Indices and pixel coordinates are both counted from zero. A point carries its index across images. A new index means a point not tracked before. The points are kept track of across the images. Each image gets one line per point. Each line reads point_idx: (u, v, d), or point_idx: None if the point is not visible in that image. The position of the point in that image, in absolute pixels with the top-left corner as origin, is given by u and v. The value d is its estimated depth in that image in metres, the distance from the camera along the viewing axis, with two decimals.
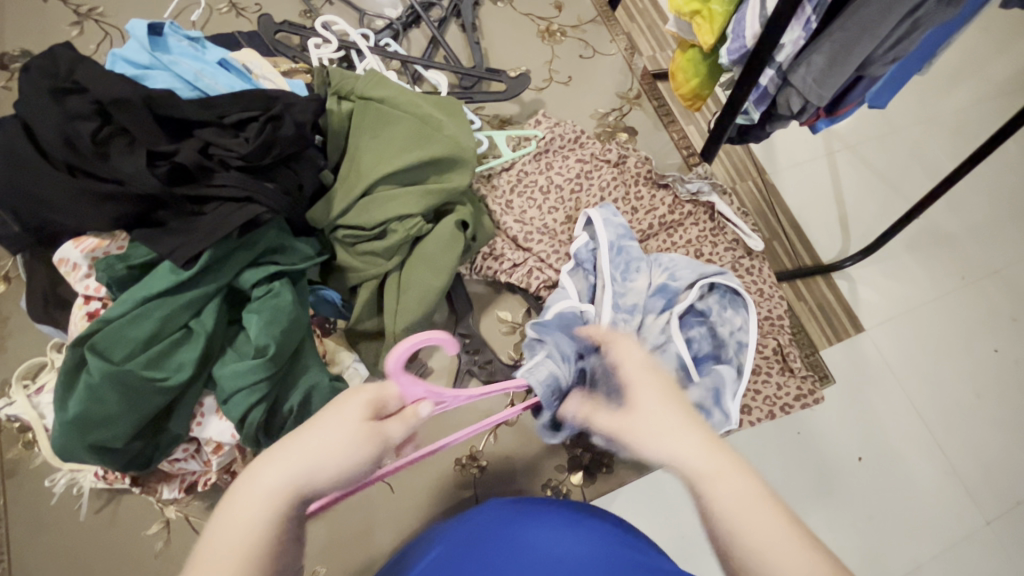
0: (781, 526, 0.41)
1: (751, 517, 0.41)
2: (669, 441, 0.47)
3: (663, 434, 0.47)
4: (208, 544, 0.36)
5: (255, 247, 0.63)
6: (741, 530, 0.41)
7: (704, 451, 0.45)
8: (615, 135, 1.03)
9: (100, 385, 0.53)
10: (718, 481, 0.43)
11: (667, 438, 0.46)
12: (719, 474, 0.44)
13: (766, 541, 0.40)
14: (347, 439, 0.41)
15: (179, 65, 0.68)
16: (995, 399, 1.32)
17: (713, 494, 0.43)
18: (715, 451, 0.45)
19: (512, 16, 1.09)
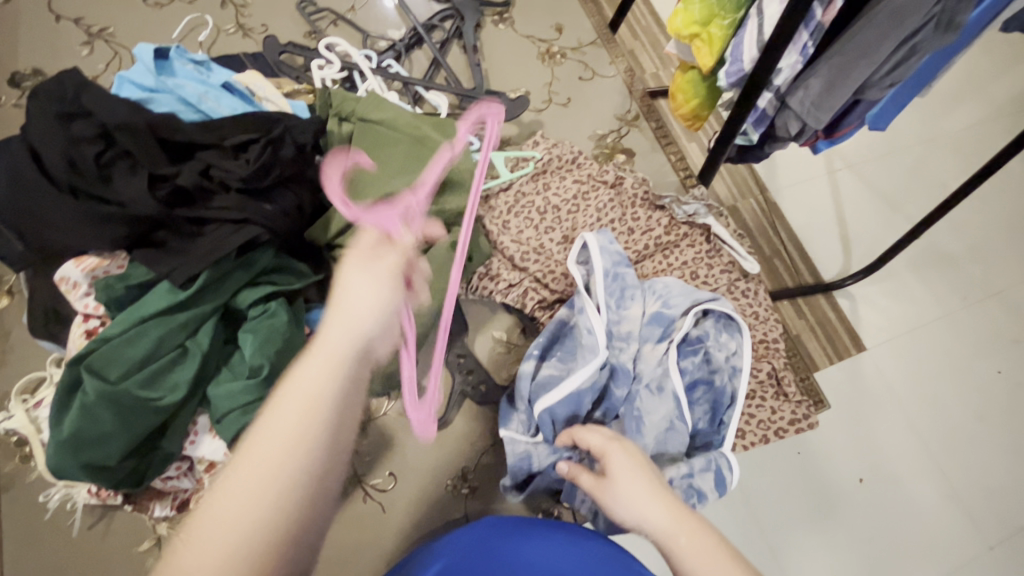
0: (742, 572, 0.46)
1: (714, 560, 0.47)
2: (642, 509, 0.52)
3: (631, 501, 0.53)
4: (276, 412, 0.41)
5: (253, 268, 0.65)
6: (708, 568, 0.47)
7: (667, 510, 0.52)
8: (613, 156, 1.05)
9: (95, 404, 0.54)
10: (685, 546, 0.49)
11: (637, 505, 0.52)
12: (684, 521, 0.51)
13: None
14: (369, 289, 0.49)
15: (184, 88, 0.70)
16: (998, 421, 1.31)
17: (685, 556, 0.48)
18: (678, 515, 0.51)
19: (513, 38, 1.11)
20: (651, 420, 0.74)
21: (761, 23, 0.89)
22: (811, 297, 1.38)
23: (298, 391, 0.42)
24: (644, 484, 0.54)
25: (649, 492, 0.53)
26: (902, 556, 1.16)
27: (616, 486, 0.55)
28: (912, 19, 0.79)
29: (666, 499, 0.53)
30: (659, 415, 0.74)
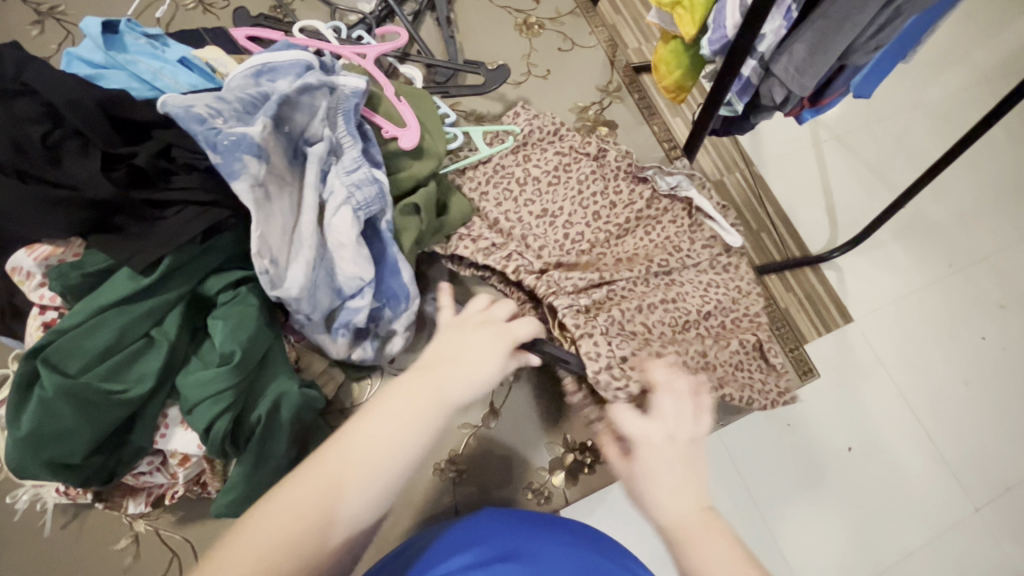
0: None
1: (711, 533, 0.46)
2: (669, 501, 0.47)
3: (661, 484, 0.48)
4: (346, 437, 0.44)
5: (218, 254, 0.61)
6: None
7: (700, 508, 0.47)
8: (595, 129, 1.02)
9: (54, 400, 0.51)
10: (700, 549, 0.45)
11: (668, 497, 0.47)
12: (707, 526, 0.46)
13: None
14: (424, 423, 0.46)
15: (137, 64, 0.66)
16: (983, 387, 1.32)
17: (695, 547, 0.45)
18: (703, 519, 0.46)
19: (489, 10, 1.07)
20: (344, 257, 0.67)
21: None
22: (797, 270, 1.37)
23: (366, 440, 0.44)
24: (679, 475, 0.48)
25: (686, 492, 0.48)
26: (892, 522, 1.17)
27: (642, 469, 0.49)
28: None
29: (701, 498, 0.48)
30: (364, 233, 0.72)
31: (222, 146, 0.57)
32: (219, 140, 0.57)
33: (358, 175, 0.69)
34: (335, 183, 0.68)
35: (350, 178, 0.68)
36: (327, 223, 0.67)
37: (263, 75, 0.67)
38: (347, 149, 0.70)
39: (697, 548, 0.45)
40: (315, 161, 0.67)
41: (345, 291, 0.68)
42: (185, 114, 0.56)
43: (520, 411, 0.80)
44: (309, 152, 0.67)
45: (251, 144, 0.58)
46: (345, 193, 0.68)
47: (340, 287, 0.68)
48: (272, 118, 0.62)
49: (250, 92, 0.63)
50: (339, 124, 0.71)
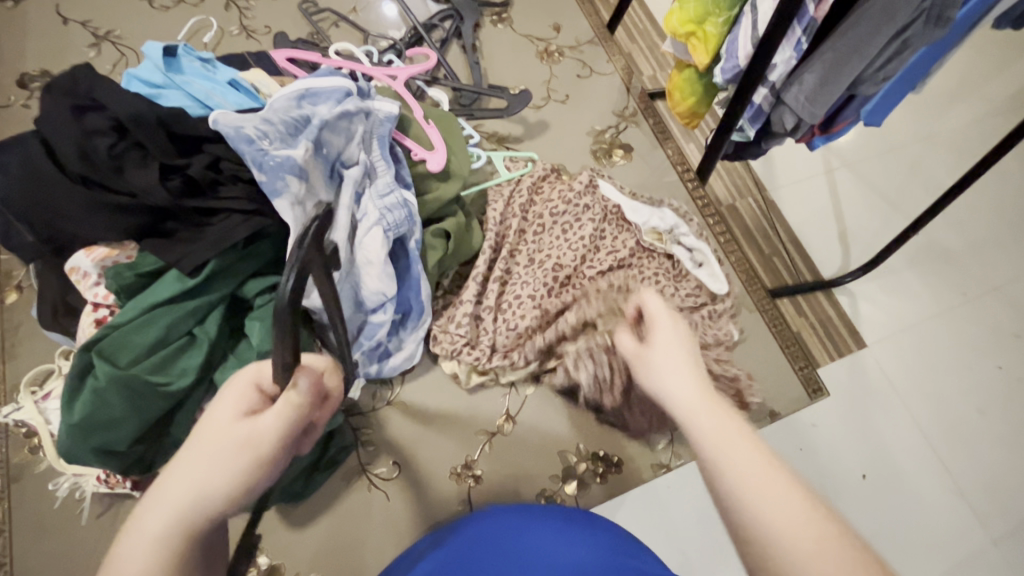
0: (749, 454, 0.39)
1: (706, 413, 0.43)
2: (668, 387, 0.47)
3: (669, 371, 0.47)
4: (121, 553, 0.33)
5: (256, 260, 0.66)
6: (746, 487, 0.38)
7: (694, 392, 0.45)
8: (612, 151, 1.05)
9: (105, 390, 0.55)
10: (700, 421, 0.43)
11: (666, 379, 0.47)
12: (706, 406, 0.44)
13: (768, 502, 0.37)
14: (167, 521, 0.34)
15: (192, 85, 0.71)
16: (997, 418, 1.31)
17: (698, 428, 0.43)
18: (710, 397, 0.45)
19: (512, 38, 1.13)
20: (371, 275, 0.70)
21: (755, 19, 0.91)
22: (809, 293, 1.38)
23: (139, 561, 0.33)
24: (680, 362, 0.48)
25: (684, 368, 0.48)
26: (907, 548, 1.16)
27: (648, 361, 0.49)
28: (902, 13, 0.81)
29: (701, 382, 0.46)
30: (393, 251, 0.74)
31: (267, 167, 0.62)
32: (266, 160, 0.62)
33: (390, 199, 0.72)
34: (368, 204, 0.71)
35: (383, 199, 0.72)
36: (359, 242, 0.71)
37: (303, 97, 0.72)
38: (380, 173, 0.75)
39: (711, 433, 0.42)
40: (350, 183, 0.71)
41: (369, 305, 0.73)
42: (235, 134, 0.62)
43: (534, 421, 0.83)
44: (345, 174, 0.72)
45: (294, 165, 0.63)
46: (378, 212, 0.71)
47: (366, 303, 0.73)
48: (313, 142, 0.67)
49: (293, 116, 0.69)
50: (373, 148, 0.76)
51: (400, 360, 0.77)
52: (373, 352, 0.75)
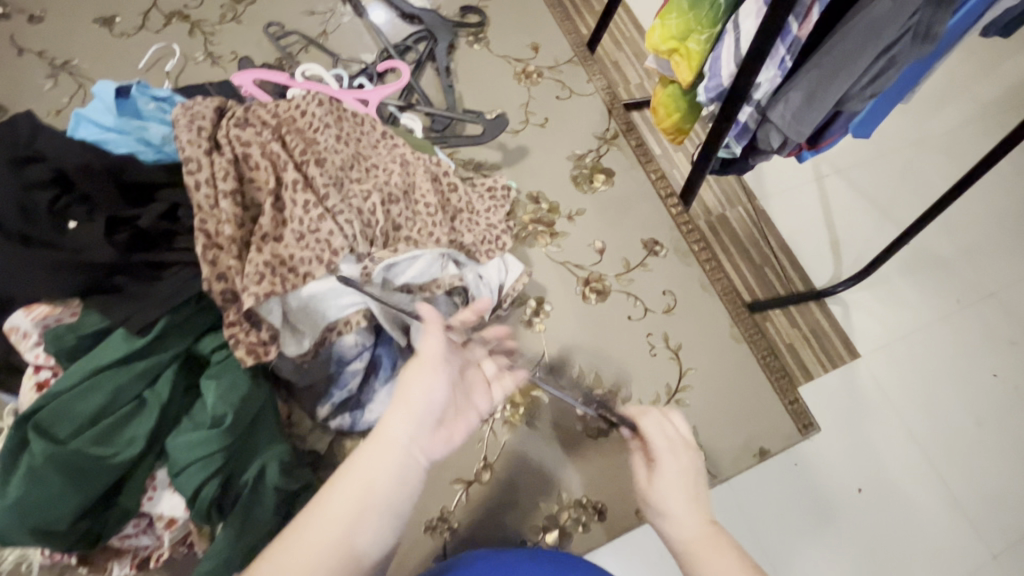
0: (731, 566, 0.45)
1: (707, 547, 0.46)
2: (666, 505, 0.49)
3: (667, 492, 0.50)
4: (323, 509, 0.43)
5: (213, 312, 0.63)
6: None
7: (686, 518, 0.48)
8: (593, 177, 1.01)
9: (44, 468, 0.50)
10: (703, 559, 0.46)
11: (666, 496, 0.50)
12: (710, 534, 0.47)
13: None
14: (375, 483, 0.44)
15: (147, 129, 0.66)
16: (1001, 434, 1.17)
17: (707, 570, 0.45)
18: (712, 538, 0.47)
19: (488, 59, 1.10)
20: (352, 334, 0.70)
21: (738, 38, 0.88)
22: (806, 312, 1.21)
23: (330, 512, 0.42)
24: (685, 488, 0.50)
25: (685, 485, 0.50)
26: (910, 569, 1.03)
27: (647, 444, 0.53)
28: (888, 32, 0.77)
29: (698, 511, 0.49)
30: (405, 232, 0.73)
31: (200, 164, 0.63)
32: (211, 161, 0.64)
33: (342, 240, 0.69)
34: (370, 185, 0.71)
35: (374, 176, 0.73)
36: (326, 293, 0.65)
37: (226, 115, 0.69)
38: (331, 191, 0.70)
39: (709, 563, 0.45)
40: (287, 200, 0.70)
41: (346, 357, 0.69)
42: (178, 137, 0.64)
43: (515, 466, 0.79)
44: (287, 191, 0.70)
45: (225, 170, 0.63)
46: (380, 189, 0.72)
47: (339, 358, 0.69)
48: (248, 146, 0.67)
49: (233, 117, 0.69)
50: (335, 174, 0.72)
51: (362, 417, 0.73)
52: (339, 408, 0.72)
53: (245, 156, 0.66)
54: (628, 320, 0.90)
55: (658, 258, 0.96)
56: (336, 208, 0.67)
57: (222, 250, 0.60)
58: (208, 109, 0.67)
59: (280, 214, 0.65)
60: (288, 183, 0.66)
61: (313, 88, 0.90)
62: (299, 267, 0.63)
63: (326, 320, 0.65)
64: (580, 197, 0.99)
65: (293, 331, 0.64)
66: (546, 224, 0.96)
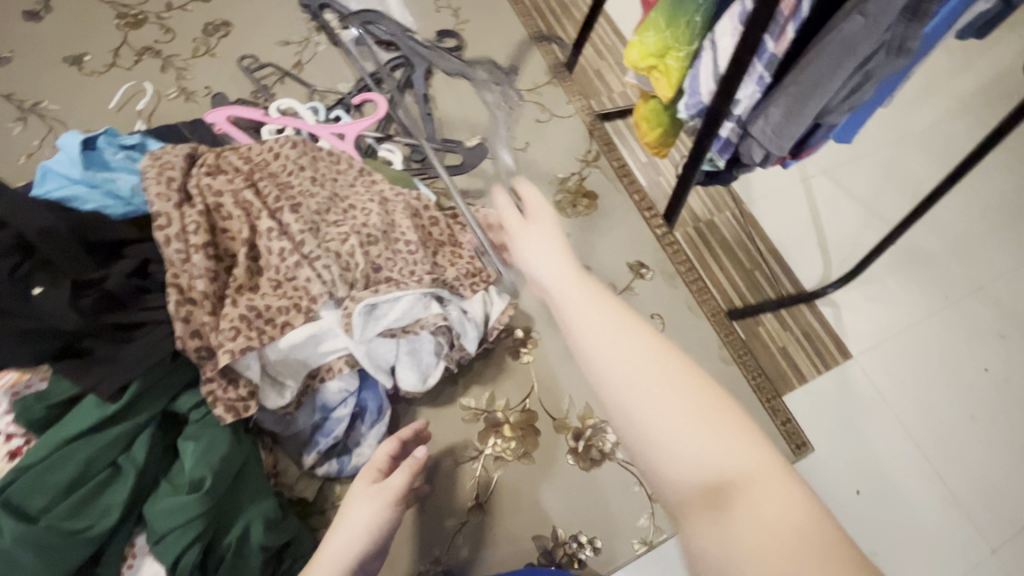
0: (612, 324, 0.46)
1: (579, 313, 0.49)
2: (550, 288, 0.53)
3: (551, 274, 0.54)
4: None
5: (190, 370, 0.62)
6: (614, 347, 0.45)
7: (567, 289, 0.51)
8: (576, 200, 1.01)
9: (14, 548, 0.49)
10: (577, 317, 0.48)
11: (551, 281, 0.53)
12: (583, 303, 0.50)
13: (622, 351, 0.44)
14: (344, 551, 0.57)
15: (115, 181, 0.65)
16: (990, 422, 1.18)
17: (579, 327, 0.47)
18: (589, 304, 0.49)
19: (467, 83, 1.09)
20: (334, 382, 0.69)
21: (716, 56, 0.87)
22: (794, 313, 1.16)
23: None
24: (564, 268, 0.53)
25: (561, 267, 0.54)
26: (904, 559, 1.03)
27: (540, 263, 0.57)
28: (864, 47, 0.76)
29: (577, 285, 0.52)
30: (386, 273, 0.68)
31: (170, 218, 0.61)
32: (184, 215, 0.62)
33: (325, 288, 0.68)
34: (347, 228, 0.69)
35: (351, 217, 0.71)
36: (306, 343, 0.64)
37: (197, 163, 0.67)
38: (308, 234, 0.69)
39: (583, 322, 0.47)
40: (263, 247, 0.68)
41: (330, 404, 0.69)
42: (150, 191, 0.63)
43: (508, 503, 0.78)
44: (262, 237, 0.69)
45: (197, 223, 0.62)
46: (358, 230, 0.69)
47: (323, 403, 0.69)
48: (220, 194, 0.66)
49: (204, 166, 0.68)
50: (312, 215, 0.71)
51: (349, 461, 0.72)
52: (326, 454, 0.71)
53: (217, 206, 0.64)
54: None
55: (645, 281, 0.96)
56: (313, 253, 0.65)
57: (195, 305, 0.59)
58: (178, 158, 0.66)
59: (256, 263, 0.64)
60: (263, 230, 0.64)
61: (287, 123, 0.88)
62: (276, 317, 0.62)
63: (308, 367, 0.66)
64: (564, 222, 0.98)
65: (274, 382, 0.64)
66: None
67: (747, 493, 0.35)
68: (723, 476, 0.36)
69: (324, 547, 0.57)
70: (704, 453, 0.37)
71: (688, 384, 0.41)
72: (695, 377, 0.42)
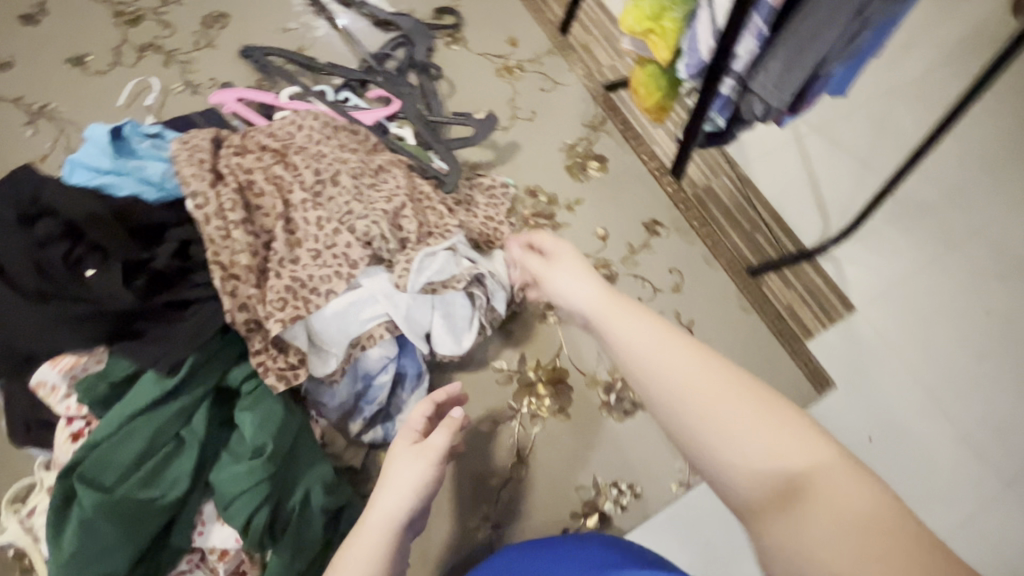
0: (652, 329, 0.45)
1: (615, 320, 0.47)
2: (578, 301, 0.51)
3: (573, 284, 0.52)
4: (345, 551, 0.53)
5: (239, 343, 0.63)
6: (659, 359, 0.43)
7: (597, 295, 0.50)
8: (586, 165, 1.02)
9: (95, 519, 0.51)
10: (614, 321, 0.47)
11: (577, 297, 0.51)
12: (615, 305, 0.48)
13: (672, 366, 0.42)
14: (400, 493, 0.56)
15: (146, 168, 0.65)
16: (994, 361, 1.20)
17: (612, 334, 0.47)
18: (624, 308, 0.48)
19: (468, 58, 1.10)
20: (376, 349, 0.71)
21: (714, 12, 0.88)
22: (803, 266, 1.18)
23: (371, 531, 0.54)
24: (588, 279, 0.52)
25: (585, 276, 0.52)
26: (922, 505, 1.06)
27: (551, 279, 0.55)
28: None
29: (604, 288, 0.51)
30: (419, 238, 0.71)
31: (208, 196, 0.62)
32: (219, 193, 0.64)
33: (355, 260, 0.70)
34: (378, 196, 0.71)
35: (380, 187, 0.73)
36: (345, 312, 0.66)
37: (224, 144, 0.69)
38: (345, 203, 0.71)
39: (626, 334, 0.45)
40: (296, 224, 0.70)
41: (372, 371, 0.71)
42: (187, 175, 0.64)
43: (548, 459, 0.80)
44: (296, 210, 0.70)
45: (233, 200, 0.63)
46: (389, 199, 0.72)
47: (365, 372, 0.71)
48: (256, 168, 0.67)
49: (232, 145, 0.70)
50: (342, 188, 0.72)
51: (393, 427, 0.75)
52: (371, 422, 0.74)
53: (249, 184, 0.66)
54: None
55: (660, 239, 0.98)
56: (349, 221, 0.67)
57: (239, 280, 0.61)
58: (205, 141, 0.67)
59: (293, 235, 0.66)
60: (298, 204, 0.67)
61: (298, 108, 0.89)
62: (320, 285, 0.64)
63: (349, 337, 0.66)
64: (576, 187, 1.00)
65: (318, 351, 0.66)
66: (547, 217, 0.97)
67: (829, 494, 0.33)
68: (797, 482, 0.35)
69: (373, 507, 0.56)
70: (757, 449, 0.37)
71: (747, 392, 0.40)
72: (737, 375, 0.41)
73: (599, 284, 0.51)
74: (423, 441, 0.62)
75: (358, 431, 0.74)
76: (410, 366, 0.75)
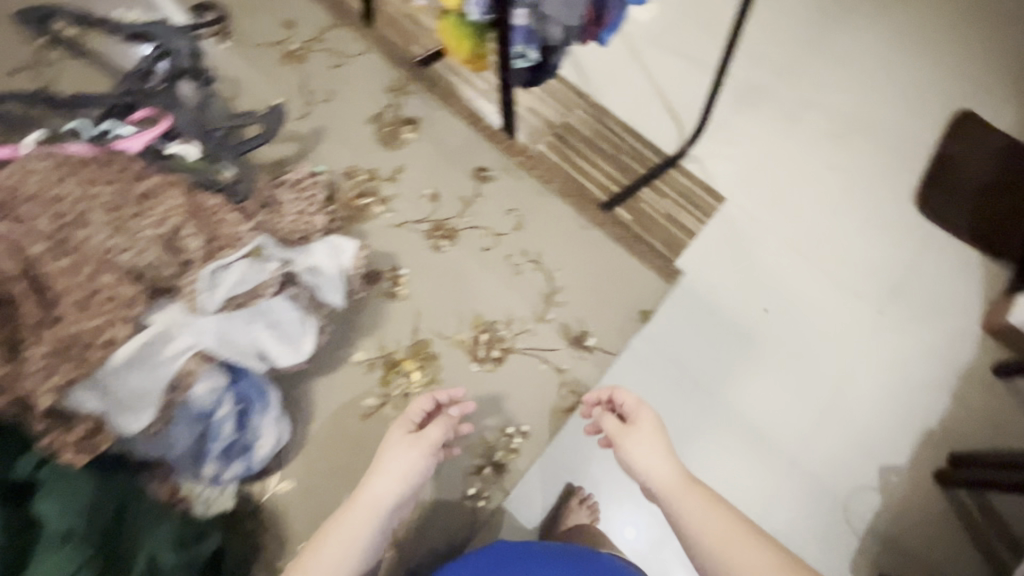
0: (704, 502, 0.58)
1: (683, 489, 0.59)
2: (644, 467, 0.62)
3: (646, 451, 0.63)
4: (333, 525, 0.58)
5: (14, 433, 0.55)
6: (713, 537, 0.55)
7: (669, 465, 0.62)
8: (398, 131, 0.98)
9: None
10: (683, 499, 0.58)
11: (646, 465, 0.62)
12: (684, 481, 0.60)
13: (728, 552, 0.54)
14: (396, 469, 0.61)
15: None
16: (942, 173, 1.07)
17: (679, 504, 0.58)
18: (690, 485, 0.59)
19: (244, 53, 1.02)
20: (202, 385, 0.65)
21: None
22: (661, 128, 1.08)
23: (358, 510, 0.59)
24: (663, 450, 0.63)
25: (663, 454, 0.63)
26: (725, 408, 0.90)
27: (627, 447, 0.65)
28: None
29: (677, 465, 0.61)
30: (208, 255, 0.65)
31: None
32: None
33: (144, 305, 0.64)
34: (146, 221, 0.63)
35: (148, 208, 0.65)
36: (141, 360, 0.59)
37: None
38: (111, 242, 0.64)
39: (698, 514, 0.57)
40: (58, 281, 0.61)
41: (206, 409, 0.65)
42: None
43: None
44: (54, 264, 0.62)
45: None
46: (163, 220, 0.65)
47: (200, 412, 0.65)
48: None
49: None
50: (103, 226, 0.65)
51: (256, 455, 0.71)
52: (229, 460, 0.69)
53: None
54: (484, 252, 0.90)
55: (491, 183, 0.96)
56: (111, 260, 0.59)
57: None
58: None
59: (45, 292, 0.57)
60: (42, 255, 0.58)
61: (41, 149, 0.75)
62: (95, 336, 0.56)
63: (158, 384, 0.60)
64: (393, 156, 0.96)
65: (125, 409, 0.59)
66: (371, 194, 0.93)
67: None
68: None
69: (364, 488, 0.61)
70: None
71: None
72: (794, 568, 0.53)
73: (669, 457, 0.63)
74: (414, 430, 0.66)
75: (220, 473, 0.69)
76: (251, 389, 0.70)
